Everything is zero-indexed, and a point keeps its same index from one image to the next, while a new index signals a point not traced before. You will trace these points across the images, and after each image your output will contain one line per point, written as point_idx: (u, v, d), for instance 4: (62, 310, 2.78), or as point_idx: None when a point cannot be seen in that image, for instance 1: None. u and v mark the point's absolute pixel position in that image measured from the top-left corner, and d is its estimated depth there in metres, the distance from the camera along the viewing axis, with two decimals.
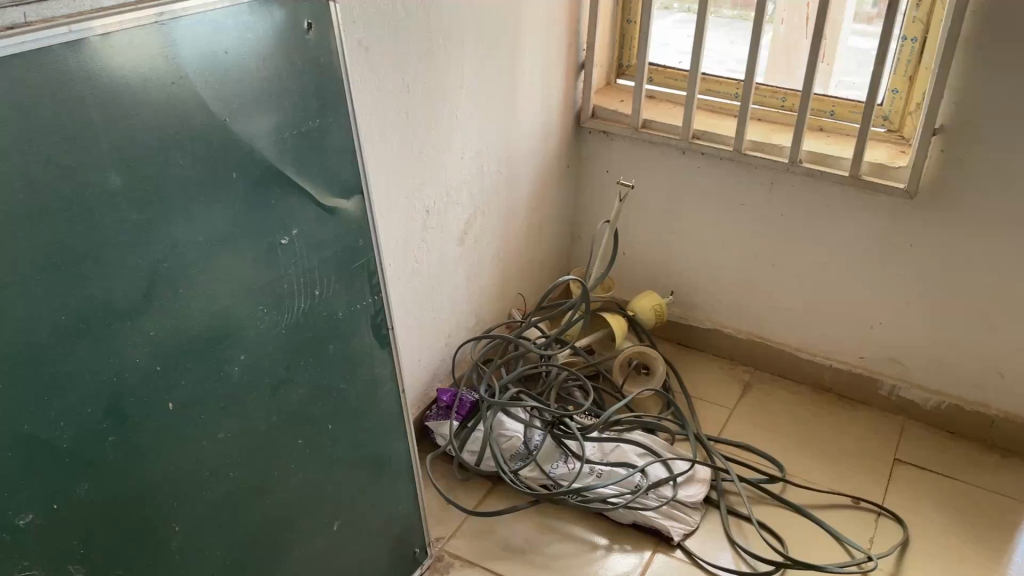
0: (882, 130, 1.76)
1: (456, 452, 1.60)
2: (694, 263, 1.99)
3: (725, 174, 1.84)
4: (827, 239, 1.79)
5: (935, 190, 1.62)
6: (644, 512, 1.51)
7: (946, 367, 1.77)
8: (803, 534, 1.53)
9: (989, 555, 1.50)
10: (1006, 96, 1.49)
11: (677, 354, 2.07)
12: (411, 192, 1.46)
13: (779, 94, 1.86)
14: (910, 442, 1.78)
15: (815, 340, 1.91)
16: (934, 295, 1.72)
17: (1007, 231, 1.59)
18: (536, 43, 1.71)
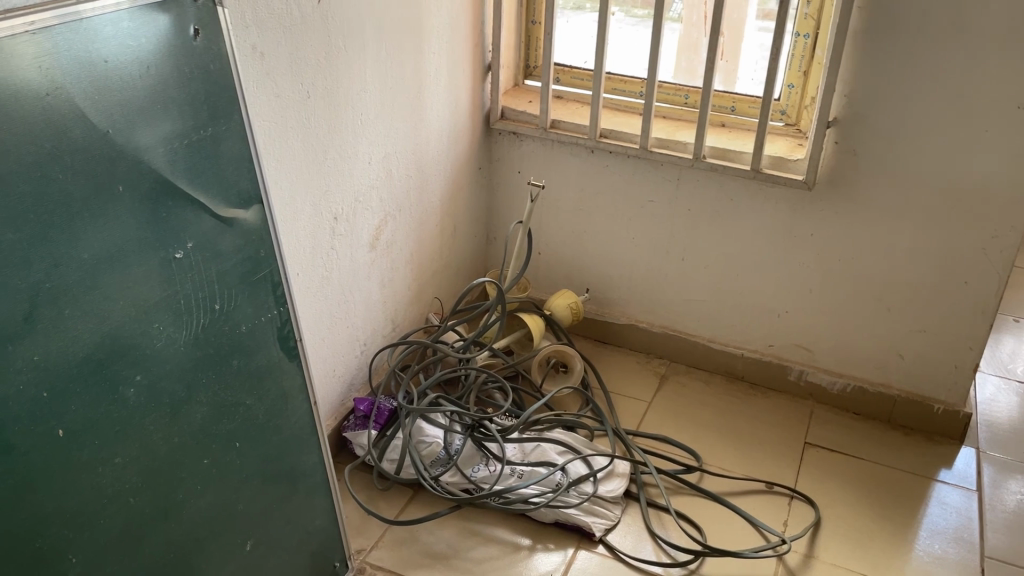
0: (780, 124, 1.82)
1: (376, 461, 1.58)
2: (607, 260, 2.01)
3: (634, 171, 1.87)
4: (733, 231, 1.83)
5: (831, 180, 1.68)
6: (565, 510, 1.52)
7: (849, 351, 1.84)
8: (720, 521, 1.56)
9: (895, 529, 1.57)
10: (893, 88, 1.55)
11: (594, 350, 2.08)
12: (317, 198, 1.43)
13: (682, 92, 1.91)
14: (819, 425, 1.84)
15: (726, 330, 1.96)
16: (835, 282, 1.78)
17: (899, 218, 1.66)
18: (440, 46, 1.70)
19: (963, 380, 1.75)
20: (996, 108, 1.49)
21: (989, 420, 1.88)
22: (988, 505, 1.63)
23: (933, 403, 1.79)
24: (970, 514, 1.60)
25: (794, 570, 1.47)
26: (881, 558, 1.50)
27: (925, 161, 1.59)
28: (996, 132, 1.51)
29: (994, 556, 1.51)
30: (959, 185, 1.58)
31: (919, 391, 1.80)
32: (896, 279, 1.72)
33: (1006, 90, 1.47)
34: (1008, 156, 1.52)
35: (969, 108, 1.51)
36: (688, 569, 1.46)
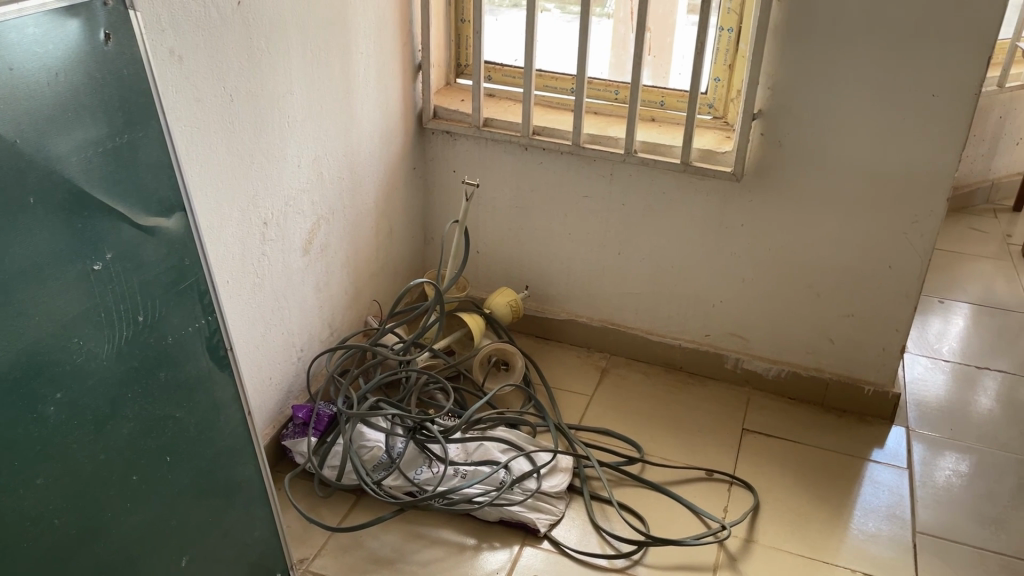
0: (709, 117, 1.85)
1: (316, 469, 1.56)
2: (545, 257, 2.02)
3: (568, 168, 1.88)
4: (666, 224, 1.86)
5: (758, 171, 1.71)
6: (509, 507, 1.52)
7: (783, 338, 1.88)
8: (663, 510, 1.59)
9: (831, 509, 1.61)
10: (815, 80, 1.59)
11: (535, 347, 2.09)
12: (245, 203, 1.40)
13: (612, 87, 1.93)
14: (756, 411, 1.88)
15: (664, 322, 1.98)
16: (767, 271, 1.82)
17: (825, 206, 1.70)
18: (367, 47, 1.68)
19: (891, 361, 1.81)
20: (912, 96, 1.54)
21: (916, 398, 1.95)
22: (918, 482, 1.68)
23: (864, 385, 1.84)
24: (901, 491, 1.66)
25: (735, 555, 1.50)
26: (818, 538, 1.54)
27: (848, 150, 1.63)
28: (913, 120, 1.56)
29: (925, 530, 1.56)
30: (880, 172, 1.63)
31: (851, 373, 1.86)
32: (824, 265, 1.76)
33: (921, 79, 1.52)
34: (925, 143, 1.57)
35: (887, 97, 1.56)
36: (632, 560, 1.48)
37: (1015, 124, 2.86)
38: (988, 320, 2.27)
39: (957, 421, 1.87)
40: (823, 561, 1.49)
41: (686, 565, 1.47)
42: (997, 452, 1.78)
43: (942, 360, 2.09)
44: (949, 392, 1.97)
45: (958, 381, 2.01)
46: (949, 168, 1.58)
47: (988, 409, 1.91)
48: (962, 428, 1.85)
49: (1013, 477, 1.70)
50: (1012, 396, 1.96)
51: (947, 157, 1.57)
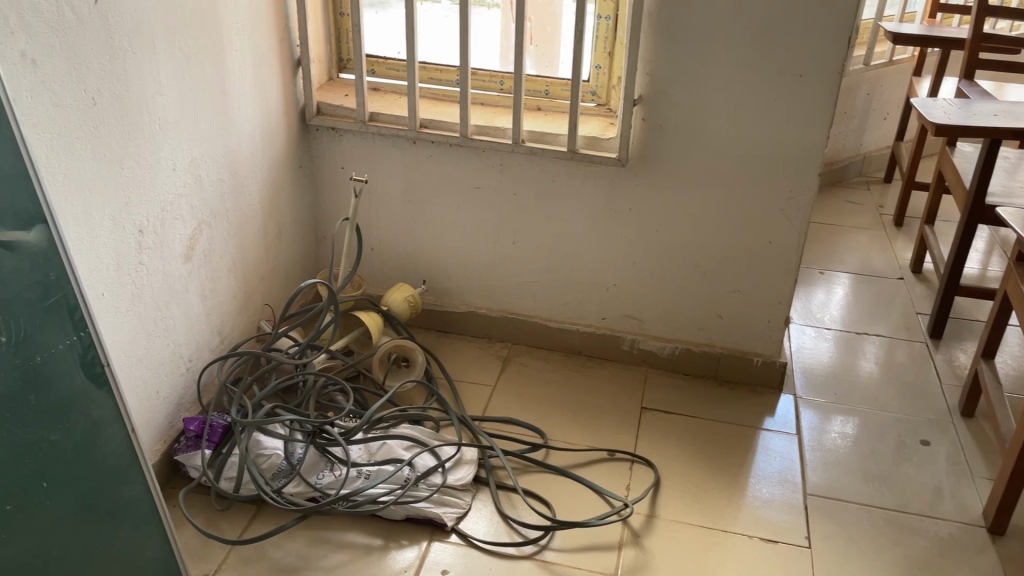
0: (592, 105, 1.88)
1: (212, 482, 1.51)
2: (440, 250, 2.01)
3: (457, 160, 1.87)
4: (557, 211, 1.88)
5: (642, 156, 1.75)
6: (415, 505, 1.51)
7: (675, 317, 1.93)
8: (568, 494, 1.61)
9: (728, 479, 1.67)
10: (690, 64, 1.63)
11: (436, 341, 2.08)
12: (117, 211, 1.34)
13: (497, 78, 1.93)
14: (654, 390, 1.92)
15: (561, 308, 2.01)
16: (656, 253, 1.86)
17: (707, 186, 1.75)
18: (241, 43, 1.63)
19: (777, 333, 1.88)
20: (782, 78, 1.60)
21: (803, 366, 2.04)
22: (807, 446, 1.76)
23: (753, 357, 1.91)
24: (792, 457, 1.73)
25: (639, 531, 1.53)
26: (717, 508, 1.59)
27: (725, 132, 1.68)
28: (783, 100, 1.62)
29: (815, 492, 1.64)
30: (757, 152, 1.69)
31: (740, 347, 1.93)
32: (709, 244, 1.82)
33: (789, 61, 1.58)
34: (797, 122, 1.64)
35: (758, 79, 1.61)
36: (540, 545, 1.49)
37: (881, 100, 3.02)
38: (865, 288, 2.39)
39: (841, 385, 1.97)
40: (722, 530, 1.54)
41: (591, 546, 1.49)
42: (878, 413, 1.88)
43: (825, 329, 2.19)
44: (833, 358, 2.07)
45: (840, 348, 2.11)
46: (820, 145, 1.65)
47: (868, 372, 2.02)
48: (845, 392, 1.94)
49: (893, 435, 1.80)
50: (889, 358, 2.07)
51: (817, 134, 1.64)
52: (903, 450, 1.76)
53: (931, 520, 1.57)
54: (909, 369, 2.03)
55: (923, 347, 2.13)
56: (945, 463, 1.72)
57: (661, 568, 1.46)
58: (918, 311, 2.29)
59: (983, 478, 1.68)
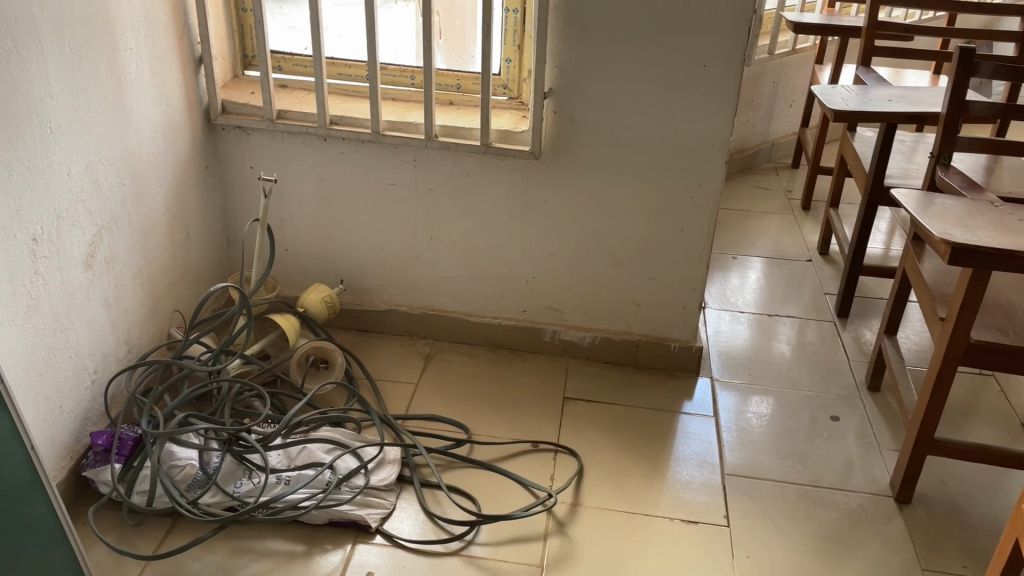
0: (504, 98, 1.88)
1: (124, 497, 1.46)
2: (356, 248, 1.98)
3: (369, 156, 1.85)
4: (473, 205, 1.87)
5: (554, 148, 1.76)
6: (337, 508, 1.49)
7: (594, 306, 1.95)
8: (492, 488, 1.61)
9: (649, 464, 1.70)
10: (598, 55, 1.65)
11: (356, 340, 2.05)
12: (8, 220, 1.28)
13: (407, 73, 1.91)
14: (576, 379, 1.94)
15: (481, 302, 2.00)
16: (573, 244, 1.88)
17: (620, 176, 1.78)
18: (137, 41, 1.57)
19: (692, 318, 1.92)
20: (687, 68, 1.63)
21: (719, 349, 2.09)
22: (724, 427, 1.81)
23: (670, 342, 1.95)
24: (710, 439, 1.77)
25: (563, 520, 1.54)
26: (639, 493, 1.62)
27: (634, 122, 1.71)
28: (689, 90, 1.66)
29: (732, 471, 1.68)
30: (666, 141, 1.72)
31: (658, 333, 1.96)
32: (624, 233, 1.84)
33: (692, 52, 1.62)
34: (703, 111, 1.67)
35: (664, 70, 1.64)
36: (465, 541, 1.49)
37: (787, 87, 3.11)
38: (777, 271, 2.46)
39: (756, 366, 2.03)
40: (645, 514, 1.57)
41: (516, 538, 1.50)
42: (791, 391, 1.94)
43: (739, 312, 2.25)
44: (748, 341, 2.12)
45: (754, 330, 2.17)
46: (726, 133, 1.69)
47: (781, 353, 2.08)
48: (760, 373, 2.00)
49: (805, 412, 1.87)
50: (801, 339, 2.14)
51: (723, 123, 1.68)
52: (815, 426, 1.82)
53: (842, 492, 1.64)
54: (820, 348, 2.10)
55: (832, 326, 2.21)
56: (854, 437, 1.79)
57: (586, 555, 1.47)
58: (826, 291, 2.37)
59: (890, 450, 1.76)
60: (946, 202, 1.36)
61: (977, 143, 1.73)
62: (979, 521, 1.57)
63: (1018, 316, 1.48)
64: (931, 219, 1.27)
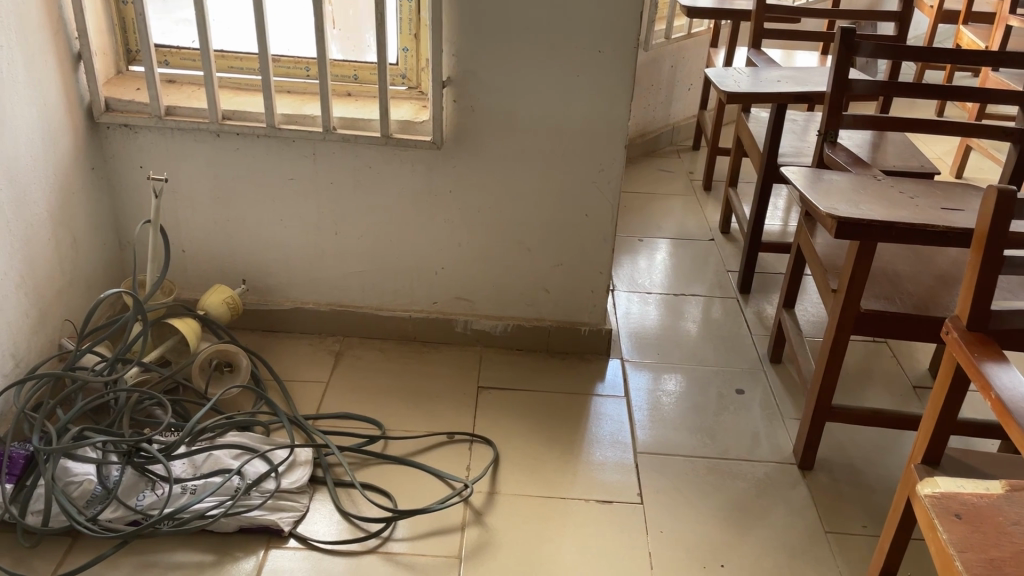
0: (403, 88, 1.86)
1: (17, 518, 1.39)
2: (257, 246, 1.92)
3: (266, 151, 1.79)
4: (376, 198, 1.84)
5: (455, 138, 1.75)
6: (247, 514, 1.45)
7: (503, 294, 1.95)
8: (408, 482, 1.60)
9: (565, 447, 1.71)
10: (495, 42, 1.64)
11: (263, 341, 1.99)
12: None
13: (302, 64, 1.87)
14: (489, 368, 1.94)
15: (389, 296, 1.98)
16: (479, 232, 1.87)
17: (523, 164, 1.78)
18: (7, 37, 1.48)
19: (601, 302, 1.95)
20: (583, 53, 1.65)
21: (629, 330, 2.12)
22: (636, 407, 1.84)
23: (580, 326, 1.97)
24: (623, 419, 1.80)
25: (480, 510, 1.54)
26: (554, 477, 1.63)
27: (534, 109, 1.71)
28: (586, 75, 1.67)
29: (645, 449, 1.72)
30: (566, 126, 1.73)
31: (568, 318, 1.98)
32: (529, 219, 1.85)
33: (588, 37, 1.63)
34: (600, 95, 1.69)
35: (561, 56, 1.65)
36: (382, 538, 1.47)
37: (684, 71, 3.18)
38: (682, 251, 2.52)
39: (665, 345, 2.07)
40: (561, 497, 1.58)
41: (433, 531, 1.49)
42: (698, 368, 1.99)
43: (647, 293, 2.29)
44: (656, 321, 2.17)
45: (663, 310, 2.21)
46: (624, 117, 1.71)
47: (689, 331, 2.13)
48: (669, 352, 2.04)
49: (713, 387, 1.92)
50: (707, 316, 2.20)
51: (621, 107, 1.70)
52: (722, 401, 1.87)
53: (749, 463, 1.69)
54: (725, 324, 2.16)
55: (735, 302, 2.27)
56: (759, 409, 1.85)
57: (503, 542, 1.47)
58: (729, 269, 2.44)
59: (793, 419, 1.82)
60: (834, 178, 1.41)
61: (860, 119, 1.79)
62: (876, 482, 1.65)
63: (903, 285, 1.55)
64: (818, 195, 1.32)
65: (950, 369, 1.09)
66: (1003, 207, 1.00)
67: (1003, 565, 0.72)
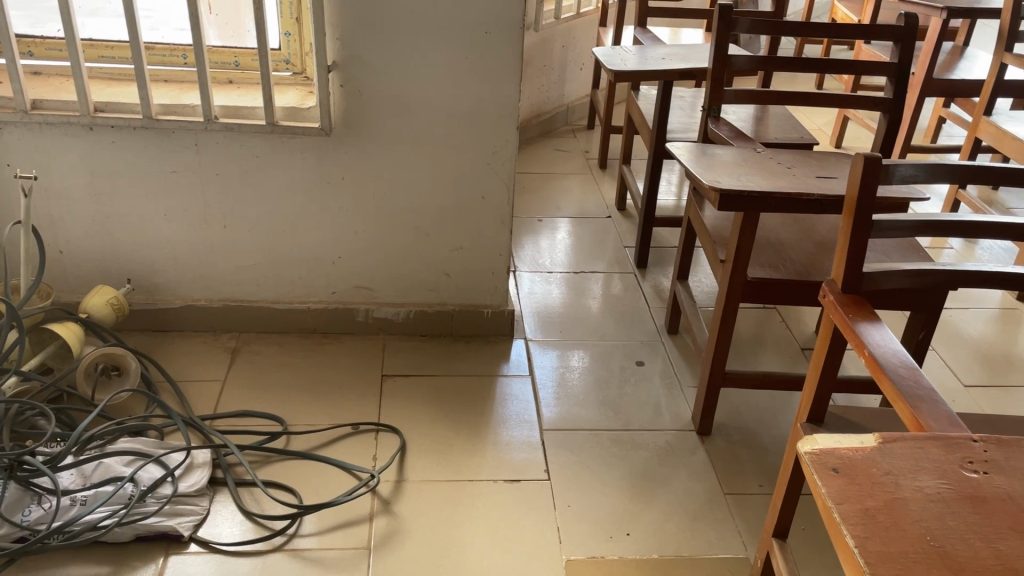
0: (287, 74, 1.81)
1: None
2: (141, 244, 1.84)
3: (144, 144, 1.72)
4: (265, 188, 1.79)
5: (344, 124, 1.71)
6: (143, 521, 1.40)
7: (402, 280, 1.93)
8: (313, 476, 1.57)
9: (471, 430, 1.72)
10: (379, 25, 1.61)
11: (153, 342, 1.91)
12: None
13: (178, 52, 1.79)
14: (393, 356, 1.92)
15: (285, 288, 1.93)
16: (375, 219, 1.84)
17: (415, 148, 1.76)
18: None
19: (502, 283, 1.95)
20: (469, 35, 1.64)
21: (532, 310, 2.14)
22: (541, 385, 1.86)
23: (482, 309, 1.98)
24: (529, 398, 1.82)
25: (388, 499, 1.53)
26: (461, 460, 1.63)
27: (423, 92, 1.69)
28: (474, 57, 1.66)
29: (551, 426, 1.74)
30: (456, 109, 1.72)
31: (470, 301, 1.98)
32: (424, 204, 1.83)
33: (472, 18, 1.62)
34: (490, 77, 1.69)
35: (447, 38, 1.64)
36: (288, 535, 1.45)
37: (575, 51, 3.20)
38: (581, 229, 2.55)
39: (567, 322, 2.10)
40: (469, 480, 1.59)
41: (341, 524, 1.47)
42: (600, 343, 2.02)
43: (550, 273, 2.31)
44: (558, 299, 2.19)
45: (564, 288, 2.24)
46: (514, 98, 1.72)
47: (591, 308, 2.16)
48: (572, 329, 2.07)
49: (614, 361, 1.95)
50: (607, 292, 2.23)
51: (510, 88, 1.70)
52: (624, 374, 1.91)
53: (651, 432, 1.73)
54: (625, 299, 2.20)
55: (633, 277, 2.32)
56: (659, 379, 1.90)
57: (414, 529, 1.47)
58: (626, 245, 2.48)
59: (691, 387, 1.88)
60: (717, 151, 1.45)
61: (742, 94, 1.84)
62: (771, 442, 1.72)
63: (787, 253, 1.61)
64: (702, 169, 1.35)
65: (828, 331, 1.14)
66: (871, 173, 1.04)
67: (876, 513, 0.76)
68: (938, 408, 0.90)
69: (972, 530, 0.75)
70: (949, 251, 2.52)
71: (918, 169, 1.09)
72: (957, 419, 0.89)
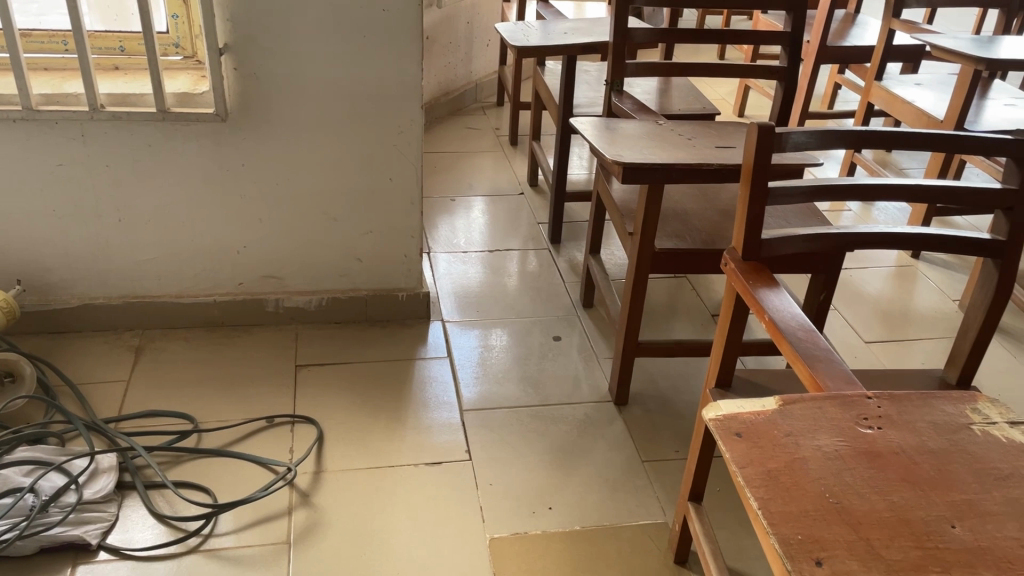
0: (177, 58, 1.74)
1: None
2: (30, 243, 1.75)
3: (27, 137, 1.62)
4: (161, 179, 1.72)
5: (240, 109, 1.66)
6: (47, 532, 1.34)
7: (312, 267, 1.89)
8: (227, 473, 1.53)
9: (390, 415, 1.70)
10: (271, 5, 1.56)
11: (50, 345, 1.82)
12: None
13: (58, 38, 1.70)
14: (307, 345, 1.88)
15: (189, 281, 1.86)
16: (280, 206, 1.80)
17: (317, 131, 1.72)
18: None
19: (415, 265, 1.93)
20: (366, 14, 1.60)
21: (448, 291, 2.12)
22: (460, 365, 1.85)
23: (396, 292, 1.95)
24: (448, 380, 1.81)
25: (307, 491, 1.50)
26: (382, 446, 1.62)
27: (321, 73, 1.65)
28: (373, 37, 1.63)
29: (471, 406, 1.73)
30: (357, 90, 1.68)
31: (383, 285, 1.95)
32: (330, 189, 1.79)
33: None
34: (390, 56, 1.65)
35: (343, 17, 1.59)
36: (203, 535, 1.40)
37: (480, 27, 3.18)
38: (494, 207, 2.54)
39: (484, 301, 2.09)
40: (390, 465, 1.57)
41: (259, 520, 1.44)
42: (517, 320, 2.02)
43: (465, 253, 2.29)
44: (475, 279, 2.18)
45: (480, 267, 2.23)
46: (416, 77, 1.69)
47: (507, 286, 2.16)
48: (489, 308, 2.07)
49: (531, 338, 1.96)
50: (523, 269, 2.23)
51: (412, 67, 1.67)
52: (541, 350, 1.92)
53: (570, 406, 1.75)
54: (541, 276, 2.21)
55: (548, 253, 2.32)
56: (576, 353, 1.91)
57: (335, 520, 1.45)
58: (540, 221, 2.49)
59: (607, 358, 1.90)
60: (620, 125, 1.46)
61: (643, 67, 1.86)
62: (685, 409, 1.75)
63: (692, 223, 1.64)
64: (605, 143, 1.36)
65: (731, 299, 1.16)
66: (765, 141, 1.06)
67: (778, 475, 0.78)
68: (834, 367, 0.93)
69: (867, 483, 0.78)
70: (848, 213, 2.62)
71: (810, 136, 1.11)
72: (852, 377, 0.93)
